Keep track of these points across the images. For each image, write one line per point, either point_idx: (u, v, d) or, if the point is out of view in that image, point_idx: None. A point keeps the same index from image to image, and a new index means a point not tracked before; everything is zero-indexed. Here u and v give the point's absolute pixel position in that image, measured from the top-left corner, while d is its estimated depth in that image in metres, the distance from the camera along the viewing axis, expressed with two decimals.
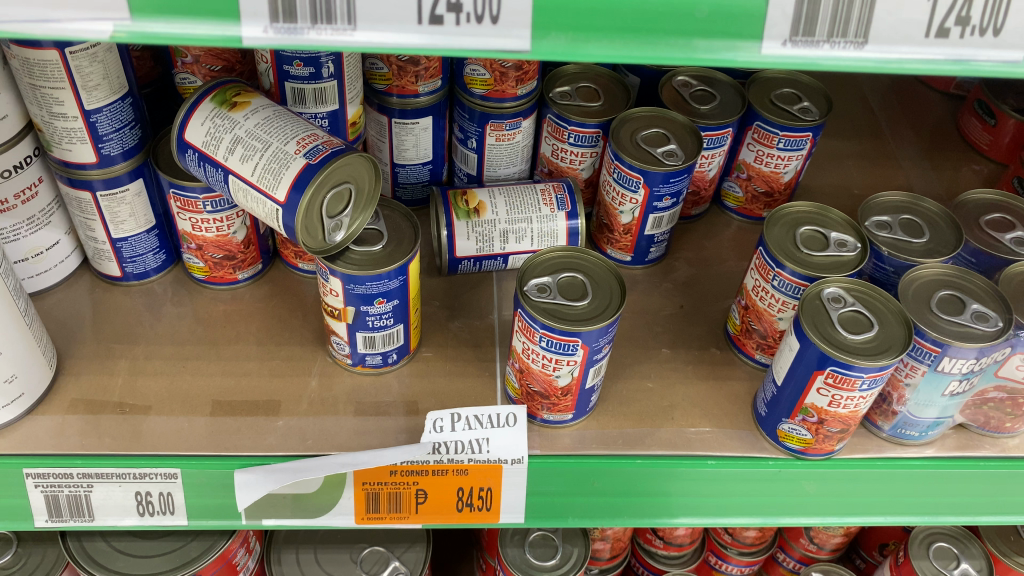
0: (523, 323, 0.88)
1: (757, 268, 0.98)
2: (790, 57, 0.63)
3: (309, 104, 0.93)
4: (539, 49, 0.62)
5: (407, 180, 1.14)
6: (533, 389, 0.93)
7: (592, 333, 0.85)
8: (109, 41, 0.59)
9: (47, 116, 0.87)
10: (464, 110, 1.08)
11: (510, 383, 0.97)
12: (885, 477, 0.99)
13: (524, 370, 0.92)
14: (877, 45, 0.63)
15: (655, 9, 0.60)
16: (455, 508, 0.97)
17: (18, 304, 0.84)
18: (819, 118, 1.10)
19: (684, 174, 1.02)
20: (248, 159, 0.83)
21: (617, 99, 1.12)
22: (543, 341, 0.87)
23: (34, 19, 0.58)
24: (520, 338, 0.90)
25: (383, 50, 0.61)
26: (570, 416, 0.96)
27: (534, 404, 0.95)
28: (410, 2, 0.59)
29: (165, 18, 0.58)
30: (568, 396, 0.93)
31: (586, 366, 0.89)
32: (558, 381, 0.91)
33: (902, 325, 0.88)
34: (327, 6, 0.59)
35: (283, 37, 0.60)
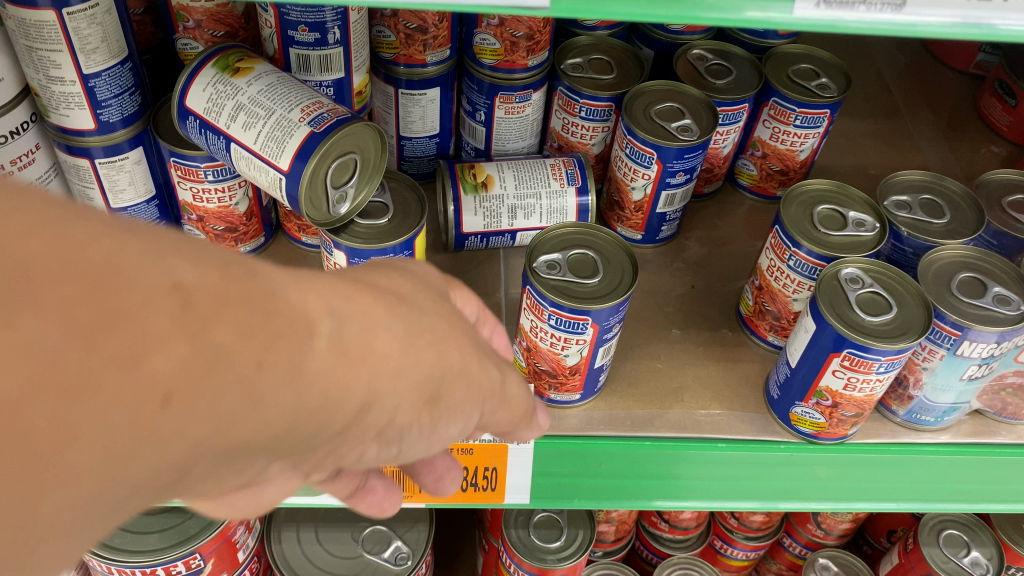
0: (531, 301, 0.86)
1: (772, 248, 0.95)
2: (822, 18, 0.60)
3: (314, 71, 0.90)
4: (557, 7, 0.59)
5: (413, 154, 1.11)
6: (540, 367, 0.91)
7: (604, 312, 0.83)
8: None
9: (44, 80, 0.85)
10: (473, 82, 1.06)
11: (517, 361, 0.94)
12: (899, 462, 0.97)
13: (531, 349, 0.90)
14: (915, 8, 0.60)
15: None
16: (459, 487, 0.95)
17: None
18: (838, 95, 1.07)
19: (698, 150, 0.99)
20: (251, 127, 0.81)
21: (631, 72, 1.09)
22: (551, 319, 0.85)
23: None
24: (528, 316, 0.88)
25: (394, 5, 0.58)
26: (578, 396, 0.94)
27: (541, 384, 0.93)
28: None
29: None
30: (576, 376, 0.91)
31: (594, 346, 0.87)
32: (565, 361, 0.89)
33: (922, 308, 0.86)
34: None
35: None
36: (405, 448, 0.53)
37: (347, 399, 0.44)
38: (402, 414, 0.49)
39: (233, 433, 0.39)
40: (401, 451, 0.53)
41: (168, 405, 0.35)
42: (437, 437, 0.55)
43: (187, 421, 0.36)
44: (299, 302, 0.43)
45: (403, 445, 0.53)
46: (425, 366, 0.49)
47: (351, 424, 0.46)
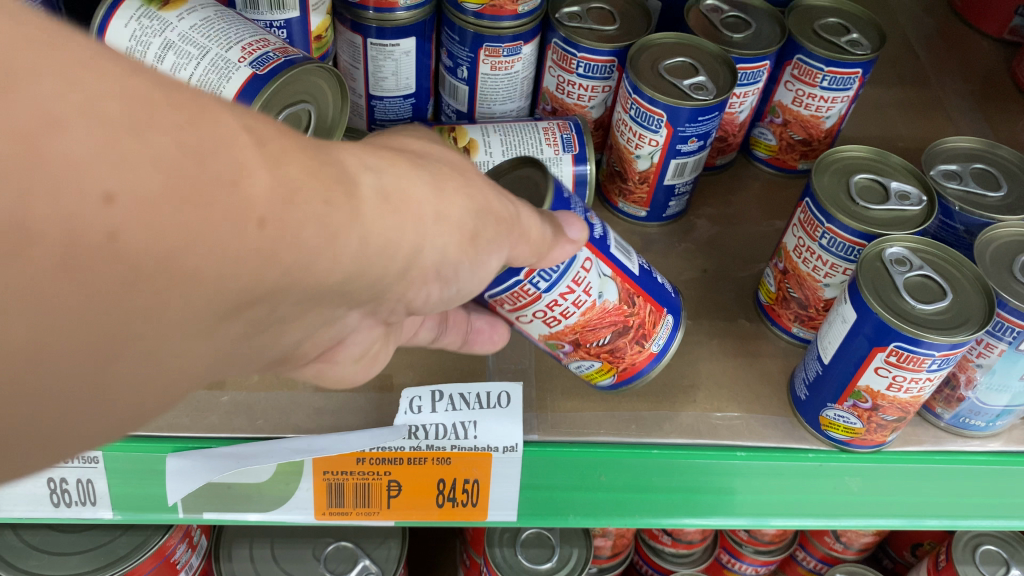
0: (514, 290, 0.68)
1: (801, 224, 0.82)
2: None
3: (262, 8, 0.74)
4: None
5: (386, 116, 0.97)
6: (606, 339, 0.75)
7: (560, 200, 0.68)
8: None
9: None
10: (454, 32, 0.92)
11: (594, 373, 0.79)
12: (944, 474, 0.84)
13: (582, 338, 0.74)
14: None
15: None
16: (435, 503, 0.81)
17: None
18: (872, 53, 0.93)
19: (715, 112, 0.86)
20: (180, 70, 0.66)
21: (635, 24, 0.95)
22: (546, 287, 0.68)
23: None
24: (532, 313, 0.71)
25: None
26: (670, 318, 0.79)
27: (630, 359, 0.77)
28: None
29: None
30: (637, 305, 0.75)
31: (600, 263, 0.71)
32: (607, 304, 0.72)
33: (981, 295, 0.73)
34: None
35: None
36: (463, 288, 0.60)
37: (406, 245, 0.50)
38: (454, 250, 0.54)
39: (314, 277, 0.44)
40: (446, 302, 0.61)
41: (262, 227, 0.39)
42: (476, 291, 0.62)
43: (273, 248, 0.40)
44: (345, 158, 0.46)
45: (460, 284, 0.59)
46: (467, 208, 0.53)
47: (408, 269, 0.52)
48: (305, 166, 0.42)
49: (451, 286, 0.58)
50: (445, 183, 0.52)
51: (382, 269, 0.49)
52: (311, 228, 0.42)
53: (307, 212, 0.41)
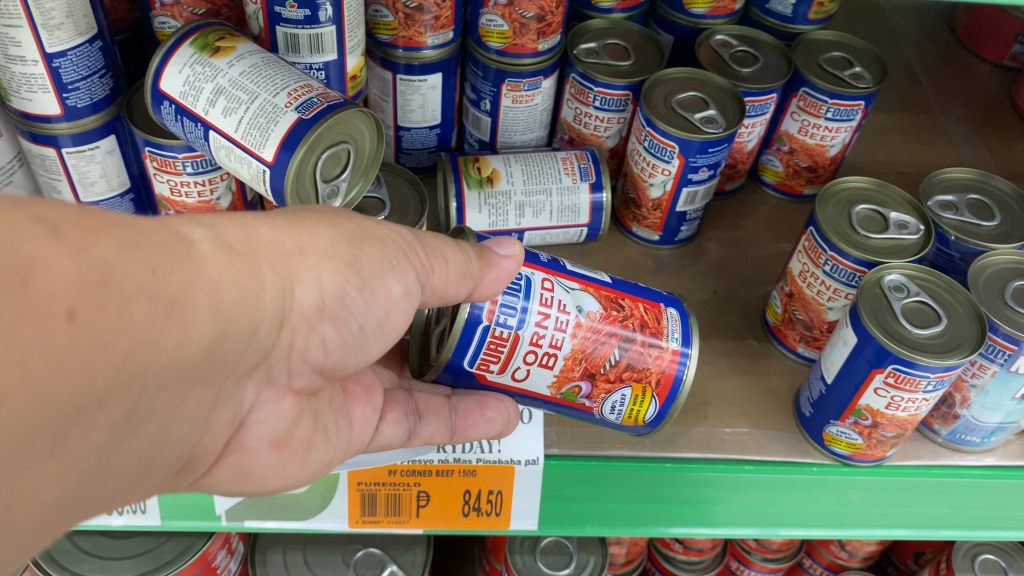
0: (489, 342, 0.72)
1: (806, 251, 0.87)
2: None
3: (303, 52, 0.80)
4: None
5: (413, 145, 1.03)
6: (611, 350, 0.75)
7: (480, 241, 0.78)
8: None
9: (4, 60, 0.77)
10: (478, 67, 0.97)
11: (633, 404, 0.78)
12: (942, 487, 0.89)
13: (591, 365, 0.75)
14: None
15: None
16: (461, 512, 0.86)
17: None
18: (874, 86, 0.98)
19: (724, 144, 0.91)
20: (231, 113, 0.72)
21: (649, 58, 1.01)
22: (518, 323, 0.72)
23: None
24: (523, 359, 0.73)
25: None
26: (668, 312, 0.79)
27: (656, 369, 0.76)
28: None
29: None
30: (626, 307, 0.76)
31: (560, 281, 0.75)
32: (592, 314, 0.74)
33: (974, 320, 0.77)
34: None
35: None
36: (365, 324, 0.65)
37: (268, 284, 0.56)
38: (331, 284, 0.61)
39: (164, 350, 0.49)
40: (357, 347, 0.67)
41: (71, 317, 0.43)
42: (393, 326, 0.68)
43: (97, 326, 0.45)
44: (179, 225, 0.52)
45: (358, 321, 0.65)
46: (330, 241, 0.61)
47: (282, 313, 0.58)
48: (144, 235, 0.49)
49: (349, 326, 0.64)
50: (304, 225, 0.60)
51: (248, 320, 0.55)
52: (149, 296, 0.48)
53: (137, 282, 0.47)
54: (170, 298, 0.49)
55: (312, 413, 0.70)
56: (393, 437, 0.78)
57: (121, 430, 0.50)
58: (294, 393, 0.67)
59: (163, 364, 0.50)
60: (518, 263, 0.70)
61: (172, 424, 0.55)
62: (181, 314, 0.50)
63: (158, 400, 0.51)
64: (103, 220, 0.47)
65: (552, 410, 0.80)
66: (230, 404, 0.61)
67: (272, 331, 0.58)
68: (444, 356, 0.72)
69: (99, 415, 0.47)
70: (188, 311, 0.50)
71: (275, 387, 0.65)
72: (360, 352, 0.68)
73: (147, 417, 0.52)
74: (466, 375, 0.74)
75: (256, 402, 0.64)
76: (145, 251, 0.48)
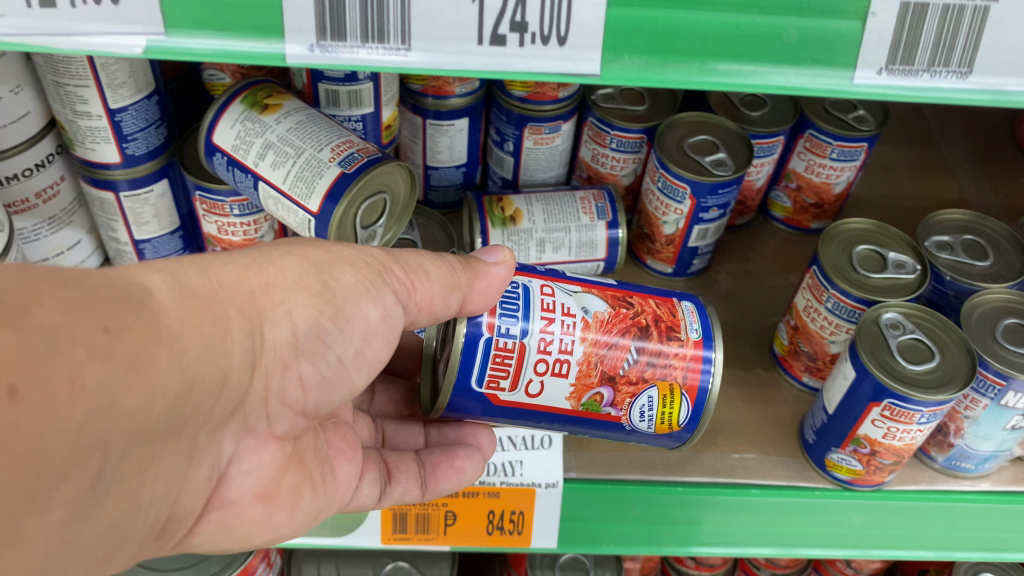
0: (495, 355, 0.74)
1: (809, 288, 0.93)
2: (886, 86, 0.61)
3: (343, 105, 0.87)
4: (608, 74, 0.61)
5: (440, 183, 1.09)
6: (626, 349, 0.76)
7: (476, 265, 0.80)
8: (142, 56, 0.59)
9: (71, 115, 0.84)
10: (502, 112, 1.04)
11: (664, 407, 0.77)
12: (938, 510, 0.94)
13: (608, 368, 0.75)
14: (981, 75, 0.61)
15: (738, 33, 0.60)
16: (485, 531, 0.93)
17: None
18: (876, 128, 1.04)
19: (733, 185, 0.97)
20: (279, 166, 0.79)
21: (663, 103, 1.07)
22: (522, 333, 0.74)
23: (83, 31, 0.58)
24: (535, 371, 0.74)
25: (433, 71, 0.60)
26: (684, 306, 0.80)
27: (678, 364, 0.76)
28: (471, 21, 0.58)
29: (200, 33, 0.58)
30: (634, 304, 0.78)
31: (560, 287, 0.78)
32: (599, 313, 0.76)
33: (966, 356, 0.83)
34: (379, 25, 0.58)
35: (327, 56, 0.59)
36: (344, 355, 0.69)
37: (235, 326, 0.60)
38: (304, 320, 0.65)
39: (141, 409, 0.52)
40: (337, 379, 0.71)
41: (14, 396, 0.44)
42: (372, 353, 0.72)
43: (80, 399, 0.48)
44: (139, 277, 0.56)
45: (336, 353, 0.69)
46: (299, 272, 0.65)
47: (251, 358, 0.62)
48: (122, 299, 0.53)
49: (328, 359, 0.68)
50: (271, 262, 0.65)
51: (215, 369, 0.59)
52: (106, 357, 0.50)
53: (88, 344, 0.49)
54: (129, 359, 0.51)
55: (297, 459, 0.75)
56: (368, 496, 0.85)
57: (87, 498, 0.53)
58: (277, 439, 0.71)
59: (125, 428, 0.52)
60: (509, 267, 0.75)
61: (143, 485, 0.59)
62: (141, 374, 0.52)
63: (124, 464, 0.55)
64: (65, 289, 0.50)
65: (580, 429, 0.80)
66: (207, 457, 0.66)
67: (244, 375, 0.62)
68: (445, 400, 0.75)
69: (59, 490, 0.50)
70: (149, 370, 0.53)
71: (255, 436, 0.69)
72: (341, 383, 0.72)
73: (113, 483, 0.55)
74: (479, 397, 0.76)
75: (236, 452, 0.69)
76: (119, 318, 0.52)
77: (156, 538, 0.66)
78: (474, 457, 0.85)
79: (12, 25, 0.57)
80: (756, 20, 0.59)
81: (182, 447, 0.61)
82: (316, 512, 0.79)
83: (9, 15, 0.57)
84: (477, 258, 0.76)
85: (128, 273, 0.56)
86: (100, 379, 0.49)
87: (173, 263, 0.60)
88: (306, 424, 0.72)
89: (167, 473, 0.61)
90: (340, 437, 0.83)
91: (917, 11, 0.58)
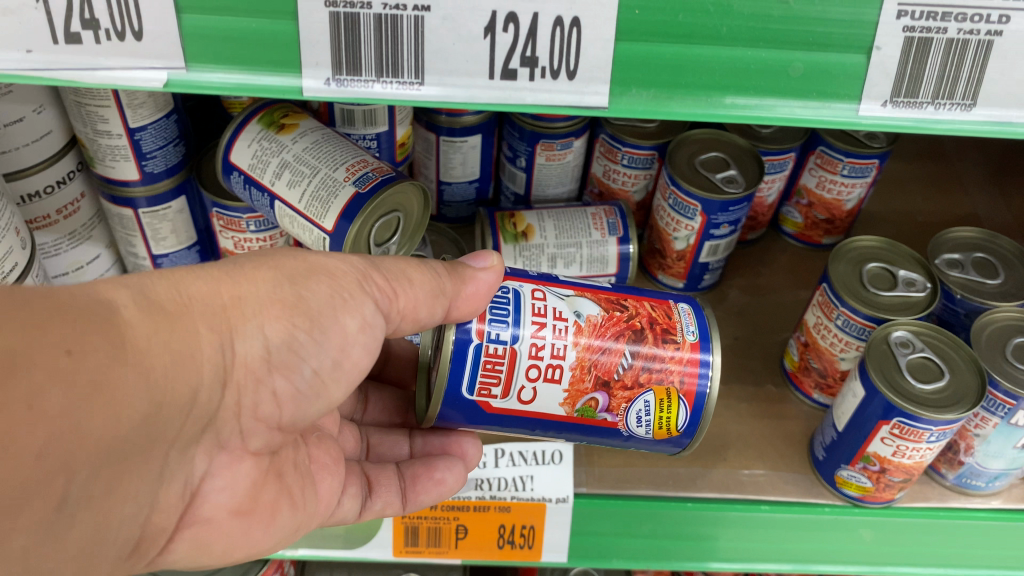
0: (485, 362, 0.73)
1: (819, 305, 0.94)
2: (890, 117, 0.62)
3: (357, 125, 0.89)
4: (617, 105, 0.62)
5: (453, 199, 1.10)
6: (620, 351, 0.75)
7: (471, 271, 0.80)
8: (164, 89, 0.61)
9: (91, 134, 0.86)
10: (514, 129, 1.05)
11: (661, 412, 0.76)
12: (948, 528, 0.94)
13: (602, 372, 0.74)
14: (985, 107, 0.61)
15: (746, 67, 0.60)
16: (496, 545, 0.94)
17: (5, 282, 0.80)
18: (887, 146, 1.04)
19: (743, 203, 0.98)
20: (296, 186, 0.80)
21: (674, 119, 1.08)
22: (512, 339, 0.73)
23: (103, 64, 0.59)
24: (527, 376, 0.74)
25: (448, 103, 0.61)
26: (678, 306, 0.78)
27: (674, 367, 0.75)
28: (483, 56, 0.60)
29: (218, 66, 0.60)
30: (629, 307, 0.77)
31: (553, 290, 0.77)
32: (591, 317, 0.75)
33: (975, 374, 0.83)
34: (394, 60, 0.60)
35: (343, 89, 0.60)
36: (319, 367, 0.69)
37: (205, 343, 0.61)
38: (276, 333, 0.65)
39: (105, 425, 0.53)
40: (313, 393, 0.70)
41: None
42: (352, 363, 0.72)
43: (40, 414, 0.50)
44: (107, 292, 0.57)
45: (311, 365, 0.68)
46: (272, 285, 0.66)
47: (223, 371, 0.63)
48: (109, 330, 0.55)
49: (302, 373, 0.68)
50: (245, 273, 0.65)
51: (186, 383, 0.60)
52: (68, 381, 0.51)
53: (48, 369, 0.50)
54: (92, 382, 0.52)
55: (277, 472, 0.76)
56: (349, 511, 0.86)
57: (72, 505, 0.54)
58: (252, 454, 0.72)
59: (90, 449, 0.53)
60: (497, 272, 0.75)
61: (112, 506, 0.60)
62: (105, 396, 0.53)
63: (109, 472, 0.56)
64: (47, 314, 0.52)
65: (577, 436, 0.79)
66: (178, 475, 0.66)
67: (214, 392, 0.63)
68: (437, 408, 0.75)
69: (21, 516, 0.52)
70: (114, 391, 0.54)
71: (229, 452, 0.70)
72: (319, 397, 0.71)
73: (80, 505, 0.56)
74: (470, 405, 0.75)
75: (208, 470, 0.69)
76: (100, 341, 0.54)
77: (128, 556, 0.67)
78: (454, 469, 0.86)
79: (38, 60, 0.58)
80: (762, 54, 0.60)
81: (152, 468, 0.62)
82: (295, 527, 0.80)
83: (36, 50, 0.58)
84: (464, 265, 0.75)
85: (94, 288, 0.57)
86: (61, 402, 0.51)
87: (143, 278, 0.61)
88: (283, 439, 0.73)
89: (137, 494, 0.62)
90: (322, 451, 0.84)
91: (920, 45, 0.59)
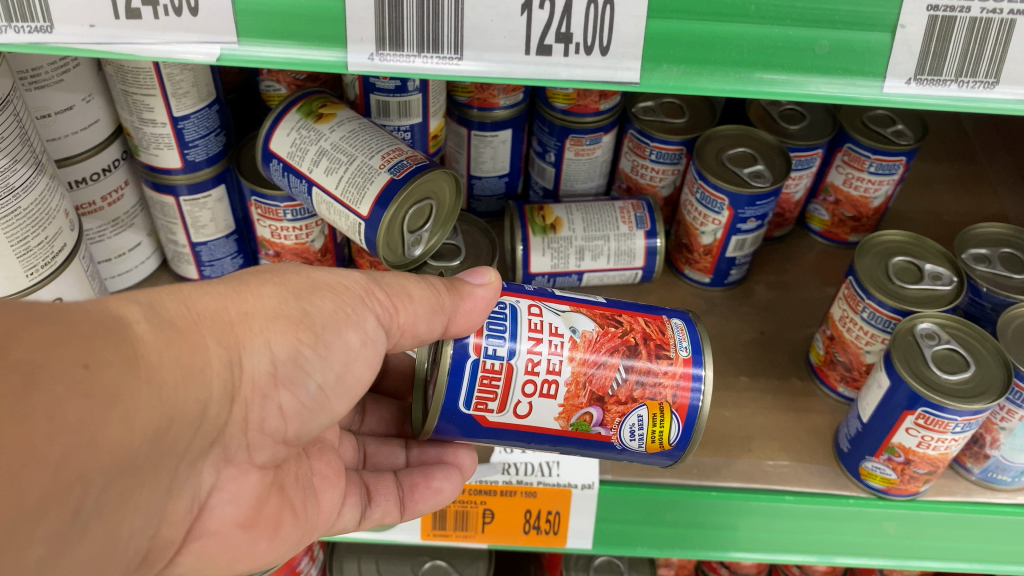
0: (482, 378, 0.74)
1: (845, 298, 0.95)
2: (914, 94, 0.63)
3: (392, 116, 0.91)
4: (647, 81, 0.64)
5: (482, 193, 1.13)
6: (614, 368, 0.75)
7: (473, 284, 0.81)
8: (214, 63, 0.63)
9: (137, 122, 0.90)
10: (544, 124, 1.07)
11: (653, 427, 0.77)
12: (973, 522, 0.95)
13: (597, 388, 0.75)
14: (1010, 84, 0.63)
15: (773, 45, 0.62)
16: (522, 529, 0.96)
17: (56, 263, 0.83)
18: (914, 142, 1.05)
19: (771, 197, 0.99)
20: (333, 172, 0.83)
21: (702, 116, 1.10)
22: (509, 354, 0.74)
23: (159, 39, 0.62)
24: (522, 393, 0.75)
25: (486, 78, 0.64)
26: (673, 322, 0.79)
27: (667, 382, 0.76)
28: (518, 33, 0.62)
29: (266, 41, 0.63)
30: (624, 322, 0.78)
31: (549, 305, 0.78)
32: (587, 332, 0.76)
33: (1001, 367, 0.83)
34: (435, 36, 0.62)
35: (386, 63, 0.63)
36: (324, 382, 0.71)
37: (213, 358, 0.63)
38: (282, 348, 0.67)
39: None
40: (317, 406, 0.72)
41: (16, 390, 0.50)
42: (353, 379, 0.74)
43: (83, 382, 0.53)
44: (118, 311, 0.60)
45: (314, 382, 0.70)
46: (277, 301, 0.68)
47: (232, 387, 0.65)
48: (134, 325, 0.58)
49: (307, 388, 0.70)
50: (249, 291, 0.67)
51: None
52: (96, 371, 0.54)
53: (73, 368, 0.53)
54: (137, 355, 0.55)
55: (279, 488, 0.77)
56: (349, 520, 0.87)
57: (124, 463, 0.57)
58: (257, 468, 0.73)
59: (117, 442, 0.56)
60: (494, 289, 0.76)
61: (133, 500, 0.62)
62: None
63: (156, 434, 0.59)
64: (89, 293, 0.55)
65: (572, 450, 0.80)
66: (186, 489, 0.67)
67: (222, 408, 0.65)
68: (433, 422, 0.76)
69: (51, 504, 0.53)
70: None
71: (235, 466, 0.71)
72: (321, 412, 0.73)
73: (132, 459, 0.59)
74: (466, 420, 0.76)
75: (216, 483, 0.70)
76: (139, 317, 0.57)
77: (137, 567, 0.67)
78: (451, 478, 0.88)
79: (100, 35, 0.62)
80: (789, 32, 0.61)
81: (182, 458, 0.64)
82: (297, 539, 0.81)
83: (99, 24, 0.61)
84: (463, 283, 0.77)
85: (106, 307, 0.60)
86: None
87: (150, 294, 0.63)
88: (285, 454, 0.75)
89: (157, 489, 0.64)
90: (324, 463, 0.85)
91: (944, 23, 0.60)
